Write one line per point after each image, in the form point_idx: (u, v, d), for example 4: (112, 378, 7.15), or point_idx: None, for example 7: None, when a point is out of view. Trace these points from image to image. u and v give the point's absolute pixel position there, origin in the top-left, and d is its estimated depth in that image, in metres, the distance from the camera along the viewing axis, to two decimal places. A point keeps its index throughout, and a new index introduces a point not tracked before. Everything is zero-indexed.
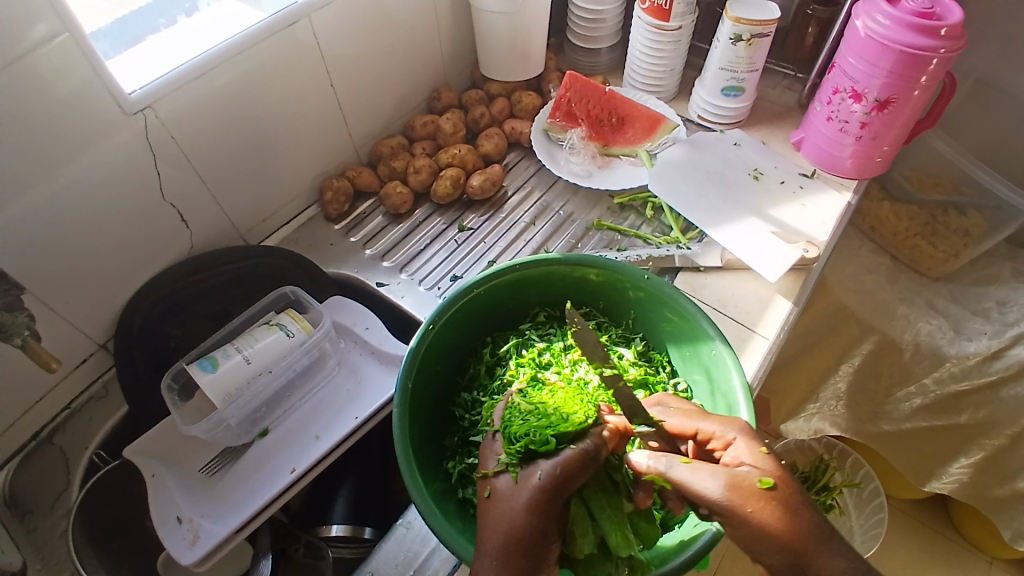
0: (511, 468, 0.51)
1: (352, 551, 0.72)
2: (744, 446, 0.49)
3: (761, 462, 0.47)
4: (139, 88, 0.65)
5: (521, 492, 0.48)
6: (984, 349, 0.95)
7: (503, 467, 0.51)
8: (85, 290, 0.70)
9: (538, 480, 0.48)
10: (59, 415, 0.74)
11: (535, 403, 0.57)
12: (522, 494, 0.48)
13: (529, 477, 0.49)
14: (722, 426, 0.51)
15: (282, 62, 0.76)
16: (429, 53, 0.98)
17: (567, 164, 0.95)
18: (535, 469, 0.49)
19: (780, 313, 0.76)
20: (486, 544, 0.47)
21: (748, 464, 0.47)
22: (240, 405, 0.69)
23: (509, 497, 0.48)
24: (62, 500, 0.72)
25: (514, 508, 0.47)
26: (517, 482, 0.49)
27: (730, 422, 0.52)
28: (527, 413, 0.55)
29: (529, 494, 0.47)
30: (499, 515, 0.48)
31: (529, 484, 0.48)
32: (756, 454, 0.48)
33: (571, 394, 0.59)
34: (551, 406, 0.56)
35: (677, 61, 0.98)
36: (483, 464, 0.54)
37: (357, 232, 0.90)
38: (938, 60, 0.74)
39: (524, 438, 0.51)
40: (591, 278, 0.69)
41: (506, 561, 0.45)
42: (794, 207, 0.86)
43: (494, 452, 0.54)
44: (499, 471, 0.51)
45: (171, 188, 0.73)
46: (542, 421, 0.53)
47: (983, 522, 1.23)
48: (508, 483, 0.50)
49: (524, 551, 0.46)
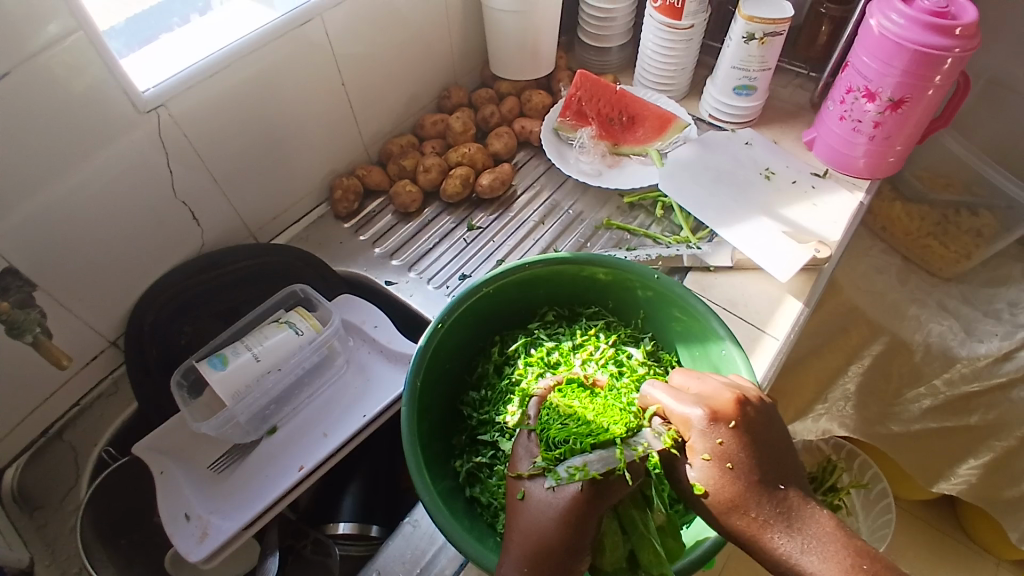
0: (547, 472, 0.50)
1: (361, 549, 0.72)
2: (704, 434, 0.49)
3: (721, 454, 0.48)
4: (153, 87, 0.65)
5: (555, 501, 0.48)
6: (996, 351, 0.94)
7: (537, 472, 0.51)
8: (96, 287, 0.70)
9: (577, 491, 0.48)
10: (70, 410, 0.74)
11: (571, 406, 0.57)
12: (557, 504, 0.47)
13: (565, 488, 0.48)
14: (684, 413, 0.51)
15: (293, 60, 0.76)
16: (439, 52, 0.98)
17: (577, 163, 0.94)
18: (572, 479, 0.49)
19: (791, 314, 0.76)
20: (514, 548, 0.47)
21: (716, 450, 0.48)
22: (250, 403, 0.70)
23: (541, 505, 0.48)
24: (72, 496, 0.72)
25: (547, 517, 0.47)
26: (555, 493, 0.48)
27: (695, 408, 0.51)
28: (565, 419, 0.55)
29: (563, 504, 0.47)
30: (528, 527, 0.47)
31: (566, 494, 0.48)
32: (700, 458, 0.49)
33: (611, 399, 0.58)
34: (587, 412, 0.56)
35: (688, 60, 0.97)
36: (513, 465, 0.53)
37: (366, 231, 0.90)
38: (952, 59, 0.73)
39: (566, 446, 0.52)
40: (600, 277, 0.69)
41: (534, 571, 0.45)
42: (805, 206, 0.85)
43: (529, 453, 0.53)
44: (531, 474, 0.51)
45: (182, 186, 0.73)
46: (582, 428, 0.53)
47: (994, 526, 1.22)
48: (545, 493, 0.48)
49: (554, 561, 0.45)
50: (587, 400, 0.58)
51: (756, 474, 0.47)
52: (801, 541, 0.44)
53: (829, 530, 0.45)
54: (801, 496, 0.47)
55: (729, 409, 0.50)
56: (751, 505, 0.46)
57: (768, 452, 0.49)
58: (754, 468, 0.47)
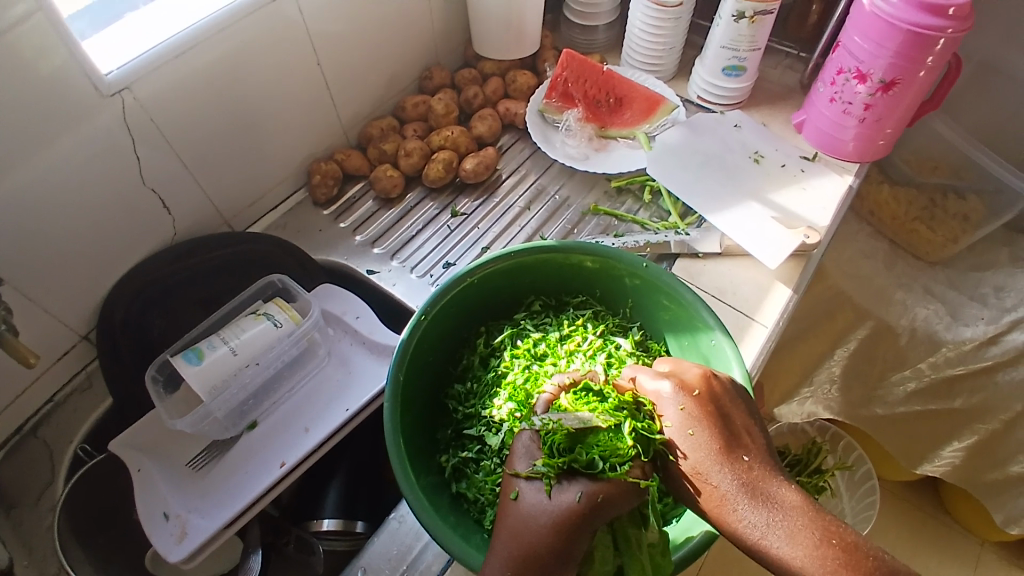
0: (546, 479, 0.47)
1: (345, 544, 0.70)
2: (674, 403, 0.52)
3: (686, 422, 0.50)
4: (116, 69, 0.62)
5: (551, 507, 0.46)
6: (981, 334, 0.95)
7: (536, 476, 0.48)
8: (64, 281, 0.67)
9: (575, 501, 0.46)
10: (43, 407, 0.72)
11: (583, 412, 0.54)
12: (551, 510, 0.45)
13: (562, 496, 0.46)
14: (655, 388, 0.54)
15: (265, 39, 0.73)
16: (421, 31, 0.94)
17: (563, 147, 0.92)
18: (571, 488, 0.47)
19: (780, 301, 0.75)
20: (502, 550, 0.45)
21: (681, 418, 0.51)
22: (228, 398, 0.68)
23: (534, 510, 0.46)
24: (46, 496, 0.70)
25: (538, 522, 0.45)
26: (550, 499, 0.46)
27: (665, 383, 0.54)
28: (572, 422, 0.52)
29: (557, 513, 0.45)
30: (515, 531, 0.45)
31: (562, 502, 0.46)
32: (671, 424, 0.51)
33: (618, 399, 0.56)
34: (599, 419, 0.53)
35: (676, 39, 0.95)
36: (511, 464, 0.50)
37: (347, 218, 0.88)
38: (945, 40, 0.72)
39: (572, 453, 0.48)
40: (587, 265, 0.67)
41: None
42: (795, 191, 0.84)
43: (528, 452, 0.50)
44: (530, 476, 0.48)
45: (152, 174, 0.70)
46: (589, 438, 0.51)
47: (974, 505, 1.24)
48: (540, 498, 0.46)
49: (543, 569, 0.43)
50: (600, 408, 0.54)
51: (719, 443, 0.48)
52: (765, 515, 0.44)
53: (796, 504, 0.45)
54: (765, 470, 0.47)
55: (694, 381, 0.53)
56: (716, 471, 0.47)
57: (732, 426, 0.50)
58: (717, 436, 0.49)
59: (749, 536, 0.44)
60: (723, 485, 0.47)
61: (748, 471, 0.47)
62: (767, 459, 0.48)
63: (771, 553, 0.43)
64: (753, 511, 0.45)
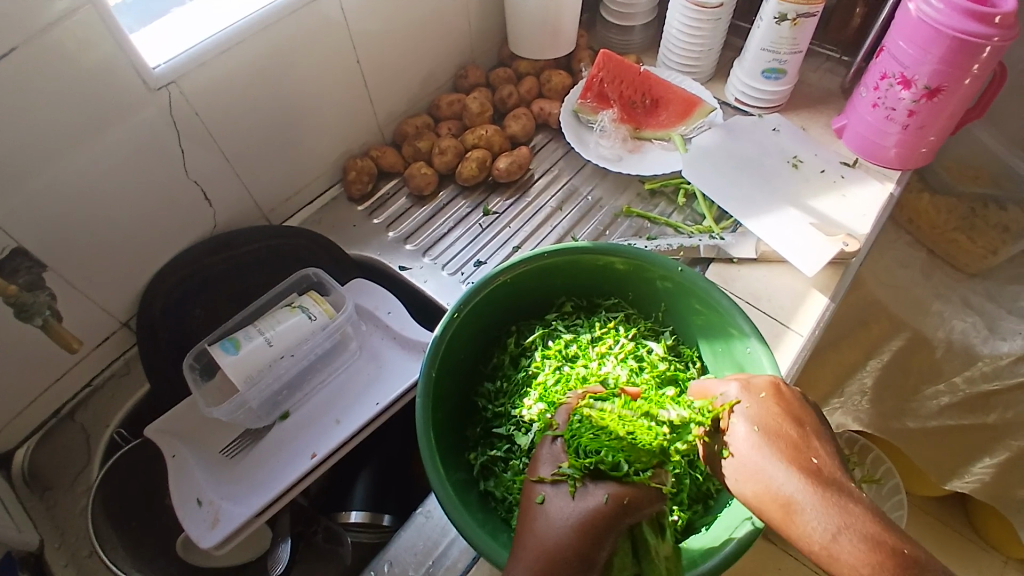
0: (571, 481, 0.47)
1: (372, 536, 0.71)
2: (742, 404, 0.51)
3: (755, 420, 0.49)
4: (164, 63, 0.63)
5: (578, 508, 0.45)
6: (1018, 348, 0.92)
7: (563, 477, 0.48)
8: (107, 269, 0.69)
9: (601, 503, 0.45)
10: (81, 392, 0.74)
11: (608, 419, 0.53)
12: (578, 512, 0.45)
13: (588, 498, 0.45)
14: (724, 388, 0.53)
15: (307, 35, 0.74)
16: (457, 29, 0.95)
17: (597, 147, 0.92)
18: (597, 490, 0.46)
19: (816, 309, 0.74)
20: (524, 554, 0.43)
21: (746, 416, 0.49)
22: (262, 388, 0.69)
23: (559, 512, 0.45)
24: (83, 477, 0.72)
25: (563, 526, 0.44)
26: (576, 500, 0.46)
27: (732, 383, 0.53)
28: (599, 429, 0.52)
29: (584, 514, 0.44)
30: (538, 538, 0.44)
31: (588, 504, 0.45)
32: (738, 421, 0.50)
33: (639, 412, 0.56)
34: (624, 428, 0.52)
35: (715, 41, 0.94)
36: (534, 469, 0.50)
37: (380, 214, 0.88)
38: (991, 48, 0.70)
39: (596, 454, 0.48)
40: (619, 267, 0.67)
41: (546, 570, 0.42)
42: (834, 197, 0.82)
43: (553, 457, 0.50)
44: (557, 478, 0.48)
45: (194, 166, 0.71)
46: (614, 441, 0.50)
47: (1003, 523, 1.20)
48: (565, 500, 0.46)
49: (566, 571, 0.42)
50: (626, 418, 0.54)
51: (786, 441, 0.46)
52: (835, 518, 0.40)
53: (871, 515, 0.41)
54: (835, 477, 0.44)
55: (762, 384, 0.52)
56: (780, 467, 0.45)
57: (801, 430, 0.48)
58: (784, 435, 0.47)
59: (817, 540, 0.40)
60: (787, 483, 0.43)
61: (816, 471, 0.44)
62: (838, 469, 0.45)
63: (841, 557, 0.39)
64: (821, 510, 0.41)
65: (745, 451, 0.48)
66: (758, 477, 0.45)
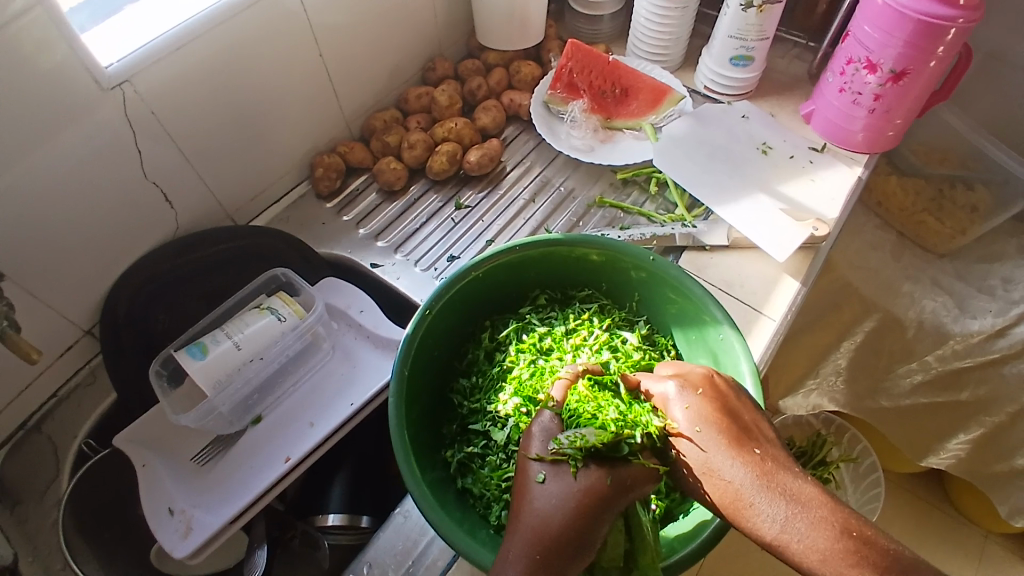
0: (572, 461, 0.46)
1: (350, 538, 0.70)
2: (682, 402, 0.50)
3: (699, 419, 0.49)
4: (117, 61, 0.61)
5: (581, 489, 0.45)
6: (989, 327, 0.94)
7: (562, 457, 0.46)
8: (66, 275, 0.66)
9: (603, 481, 0.45)
10: (47, 402, 0.72)
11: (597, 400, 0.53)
12: (580, 491, 0.45)
13: (589, 477, 0.45)
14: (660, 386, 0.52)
15: (267, 29, 0.72)
16: (423, 21, 0.93)
17: (568, 138, 0.91)
18: (598, 470, 0.46)
19: (788, 294, 0.74)
20: (522, 533, 0.44)
21: (688, 415, 0.49)
22: (232, 393, 0.67)
23: (563, 491, 0.45)
24: (52, 490, 0.70)
25: (565, 506, 0.44)
26: (578, 481, 0.45)
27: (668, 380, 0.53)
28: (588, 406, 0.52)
29: (586, 493, 0.45)
30: (538, 517, 0.44)
31: (590, 483, 0.45)
32: (681, 424, 0.49)
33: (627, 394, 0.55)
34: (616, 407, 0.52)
35: (683, 29, 0.93)
36: (528, 445, 0.49)
37: (350, 211, 0.87)
38: (956, 30, 0.70)
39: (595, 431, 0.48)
40: (592, 258, 0.66)
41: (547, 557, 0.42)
42: (803, 182, 0.83)
43: (548, 433, 0.49)
44: (557, 458, 0.47)
45: (153, 167, 0.69)
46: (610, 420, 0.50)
47: (980, 498, 1.23)
48: (566, 481, 0.45)
49: (565, 549, 0.43)
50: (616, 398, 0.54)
51: (730, 436, 0.47)
52: (786, 512, 0.42)
53: (814, 498, 0.43)
54: (781, 462, 0.46)
55: (699, 379, 0.52)
56: (730, 466, 0.45)
57: (743, 421, 0.48)
58: (728, 431, 0.47)
59: (770, 534, 0.42)
60: (738, 482, 0.45)
61: (764, 465, 0.45)
62: (782, 454, 0.47)
63: (790, 547, 0.42)
64: (773, 505, 0.43)
65: (693, 451, 0.48)
66: (710, 476, 0.46)
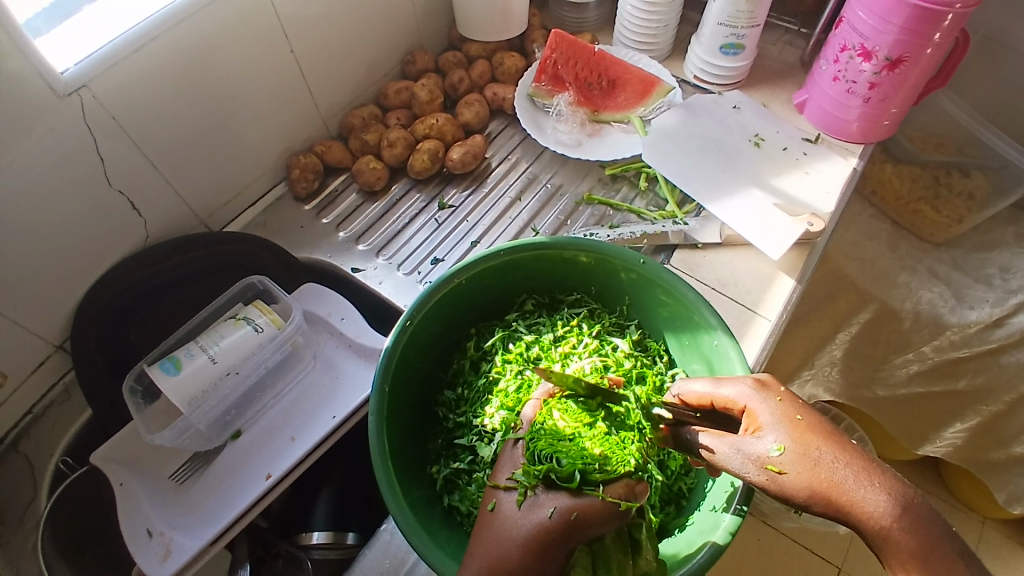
0: (520, 489, 0.46)
1: (337, 553, 0.68)
2: (763, 400, 0.45)
3: (788, 412, 0.44)
4: (73, 65, 0.57)
5: (523, 522, 0.44)
6: (986, 317, 0.92)
7: (513, 485, 0.47)
8: (32, 293, 0.63)
9: (546, 518, 0.43)
10: (22, 420, 0.69)
11: (572, 430, 0.51)
12: (524, 526, 0.44)
13: (534, 510, 0.44)
14: (732, 388, 0.47)
15: (233, 25, 0.68)
16: (401, 12, 0.89)
17: (555, 133, 0.88)
18: (546, 502, 0.44)
19: (783, 293, 0.72)
20: (473, 562, 0.43)
21: (780, 406, 0.45)
22: (208, 409, 0.65)
23: (507, 523, 0.44)
24: (32, 511, 0.67)
25: (509, 538, 0.44)
26: (520, 510, 0.45)
27: (740, 380, 0.47)
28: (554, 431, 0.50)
29: (530, 528, 0.44)
30: (493, 538, 0.44)
31: (534, 518, 0.44)
32: (774, 417, 0.44)
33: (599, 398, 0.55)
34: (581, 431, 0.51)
35: (671, 16, 0.90)
36: (495, 473, 0.50)
37: (329, 213, 0.84)
38: (953, 15, 0.68)
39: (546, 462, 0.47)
40: (580, 261, 0.64)
41: None
42: (797, 175, 0.80)
43: (511, 462, 0.49)
44: (508, 485, 0.47)
45: (119, 175, 0.66)
46: (574, 452, 0.49)
47: (978, 485, 1.23)
48: (511, 509, 0.45)
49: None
50: (592, 427, 0.52)
51: (825, 428, 0.44)
52: (890, 496, 0.40)
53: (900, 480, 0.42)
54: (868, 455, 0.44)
55: (773, 379, 0.48)
56: (827, 454, 0.42)
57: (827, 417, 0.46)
58: (822, 424, 0.44)
59: (872, 525, 0.40)
60: (836, 469, 0.41)
61: (855, 450, 0.42)
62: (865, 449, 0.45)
63: (907, 534, 0.39)
64: (878, 491, 0.40)
65: (785, 442, 0.42)
66: (801, 462, 0.41)
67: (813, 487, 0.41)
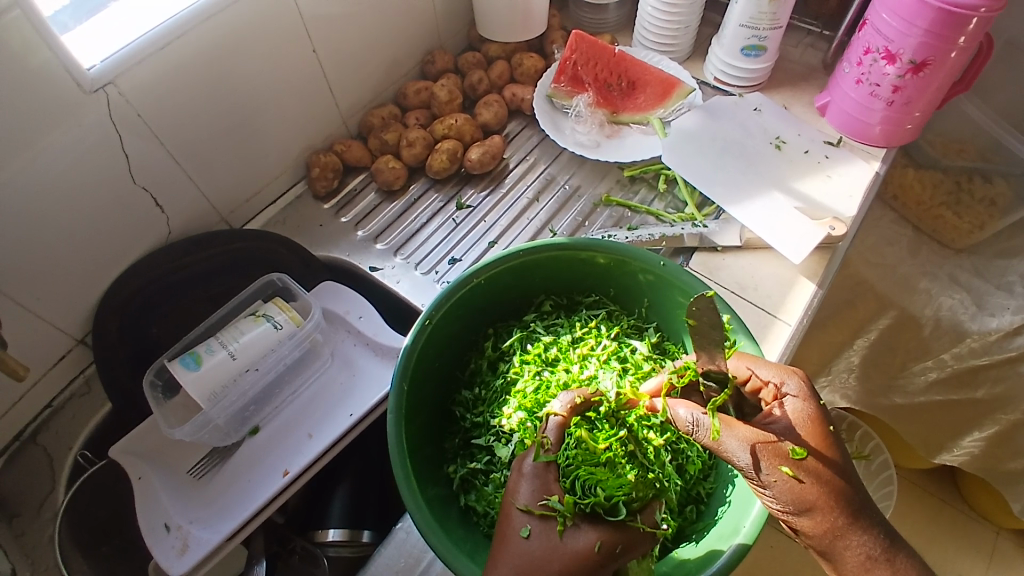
0: (561, 518, 0.45)
1: (352, 550, 0.70)
2: (804, 402, 0.47)
3: (820, 422, 0.47)
4: (99, 62, 0.58)
5: (562, 550, 0.44)
6: (1006, 325, 0.91)
7: (551, 512, 0.46)
8: (54, 286, 0.64)
9: (592, 547, 0.44)
10: (42, 412, 0.69)
11: (603, 454, 0.53)
12: (565, 553, 0.44)
13: (577, 537, 0.45)
14: (780, 377, 0.49)
15: (256, 23, 0.69)
16: (422, 11, 0.89)
17: (574, 134, 0.88)
18: (589, 533, 0.45)
19: (804, 297, 0.71)
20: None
21: (815, 415, 0.47)
22: (227, 405, 0.65)
23: (547, 553, 0.44)
24: (49, 502, 0.68)
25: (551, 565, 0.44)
26: (563, 540, 0.44)
27: (789, 372, 0.49)
28: (583, 453, 0.52)
29: (573, 555, 0.44)
30: (531, 561, 0.44)
31: (577, 546, 0.44)
32: (805, 422, 0.46)
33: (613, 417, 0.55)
34: (613, 460, 0.52)
35: (692, 18, 0.90)
36: (514, 492, 0.48)
37: (348, 212, 0.84)
38: (978, 19, 0.66)
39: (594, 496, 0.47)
40: (599, 262, 0.63)
41: None
42: (819, 179, 0.80)
43: (541, 486, 0.48)
44: (546, 507, 0.46)
45: (142, 172, 0.67)
46: (612, 481, 0.50)
47: (994, 496, 1.21)
48: (551, 538, 0.45)
49: None
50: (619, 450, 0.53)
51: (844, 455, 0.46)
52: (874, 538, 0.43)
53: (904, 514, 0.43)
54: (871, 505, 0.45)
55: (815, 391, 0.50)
56: (835, 477, 0.44)
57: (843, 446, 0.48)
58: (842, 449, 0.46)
59: (853, 553, 0.43)
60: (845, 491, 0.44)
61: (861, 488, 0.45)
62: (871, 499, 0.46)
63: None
64: (865, 532, 0.43)
65: (802, 441, 0.45)
66: (814, 472, 0.44)
67: (817, 494, 0.43)
